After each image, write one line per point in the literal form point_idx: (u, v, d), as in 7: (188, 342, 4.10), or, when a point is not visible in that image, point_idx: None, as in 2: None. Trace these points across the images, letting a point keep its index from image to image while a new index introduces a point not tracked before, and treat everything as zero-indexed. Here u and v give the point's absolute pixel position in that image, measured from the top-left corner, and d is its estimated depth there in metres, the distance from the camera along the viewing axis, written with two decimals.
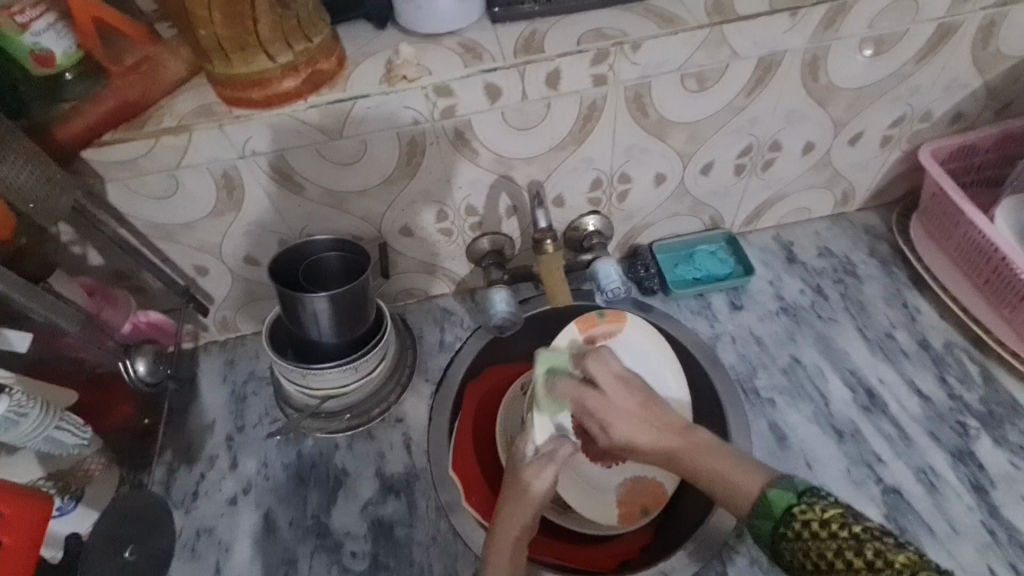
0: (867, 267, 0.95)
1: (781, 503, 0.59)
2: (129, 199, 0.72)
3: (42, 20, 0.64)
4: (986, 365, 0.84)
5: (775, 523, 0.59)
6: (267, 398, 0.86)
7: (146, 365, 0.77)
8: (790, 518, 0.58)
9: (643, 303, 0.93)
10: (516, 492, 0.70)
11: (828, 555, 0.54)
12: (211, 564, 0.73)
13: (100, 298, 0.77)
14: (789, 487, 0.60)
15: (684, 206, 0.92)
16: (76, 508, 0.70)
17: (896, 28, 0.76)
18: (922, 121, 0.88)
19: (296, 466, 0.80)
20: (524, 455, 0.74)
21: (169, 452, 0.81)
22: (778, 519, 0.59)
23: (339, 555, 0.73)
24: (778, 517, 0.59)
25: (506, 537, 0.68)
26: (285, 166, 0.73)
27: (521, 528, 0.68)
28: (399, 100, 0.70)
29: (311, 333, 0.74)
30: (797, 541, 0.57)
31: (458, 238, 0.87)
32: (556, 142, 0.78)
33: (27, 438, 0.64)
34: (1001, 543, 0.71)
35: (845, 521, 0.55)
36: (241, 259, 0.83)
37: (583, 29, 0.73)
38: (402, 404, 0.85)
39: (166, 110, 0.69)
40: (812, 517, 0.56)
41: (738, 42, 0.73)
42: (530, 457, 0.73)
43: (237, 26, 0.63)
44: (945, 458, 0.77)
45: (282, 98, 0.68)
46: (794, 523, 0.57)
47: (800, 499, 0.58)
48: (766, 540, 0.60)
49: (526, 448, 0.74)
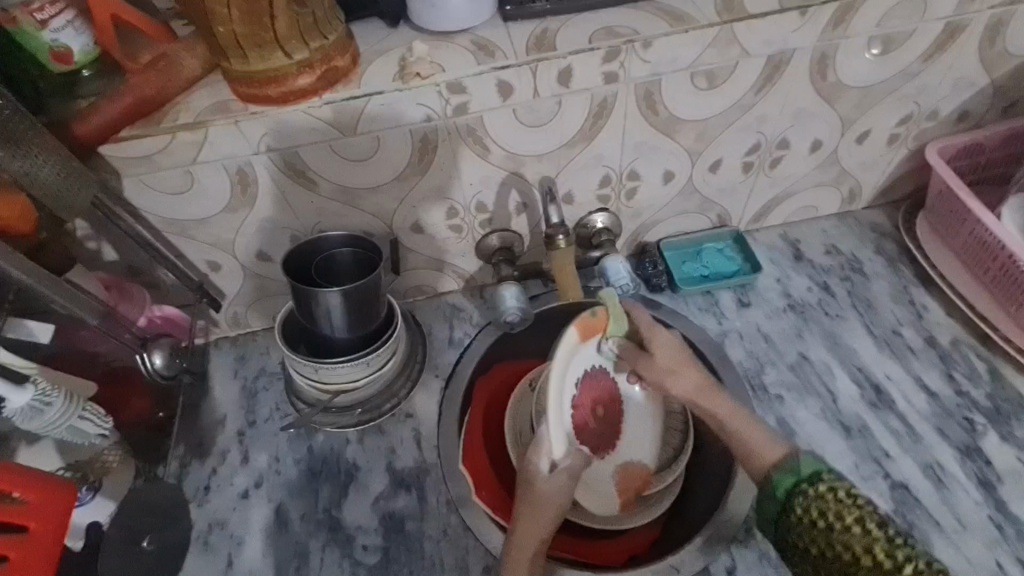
0: (874, 265, 0.95)
1: (809, 467, 0.61)
2: (145, 195, 0.73)
3: (62, 17, 0.65)
4: (993, 361, 0.85)
5: (797, 482, 0.61)
6: (278, 393, 0.87)
7: (163, 358, 0.77)
8: (814, 481, 0.60)
9: (651, 300, 0.94)
10: (535, 506, 0.70)
11: (847, 519, 0.55)
12: (224, 558, 0.73)
13: (116, 292, 0.78)
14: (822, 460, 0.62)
15: (692, 203, 0.92)
16: (94, 498, 0.70)
17: (904, 28, 0.77)
18: (929, 120, 0.89)
19: (308, 461, 0.81)
20: (539, 471, 0.71)
21: (182, 446, 0.82)
22: (800, 480, 0.61)
23: (351, 549, 0.73)
24: (803, 477, 0.61)
25: (525, 549, 0.68)
26: (299, 162, 0.74)
27: (538, 542, 0.69)
28: (413, 97, 0.70)
29: (324, 328, 0.75)
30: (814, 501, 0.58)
31: (467, 235, 0.88)
32: (567, 138, 0.79)
33: (52, 427, 0.65)
34: (1009, 537, 0.71)
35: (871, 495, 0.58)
36: (253, 254, 0.83)
37: (594, 27, 0.74)
38: (412, 399, 0.86)
39: (183, 107, 0.70)
40: (839, 485, 0.58)
41: (748, 40, 0.74)
42: (547, 475, 0.71)
43: (255, 24, 0.64)
44: (952, 453, 0.77)
45: (297, 95, 0.69)
46: (818, 485, 0.59)
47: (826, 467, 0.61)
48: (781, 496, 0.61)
49: (540, 462, 0.71)
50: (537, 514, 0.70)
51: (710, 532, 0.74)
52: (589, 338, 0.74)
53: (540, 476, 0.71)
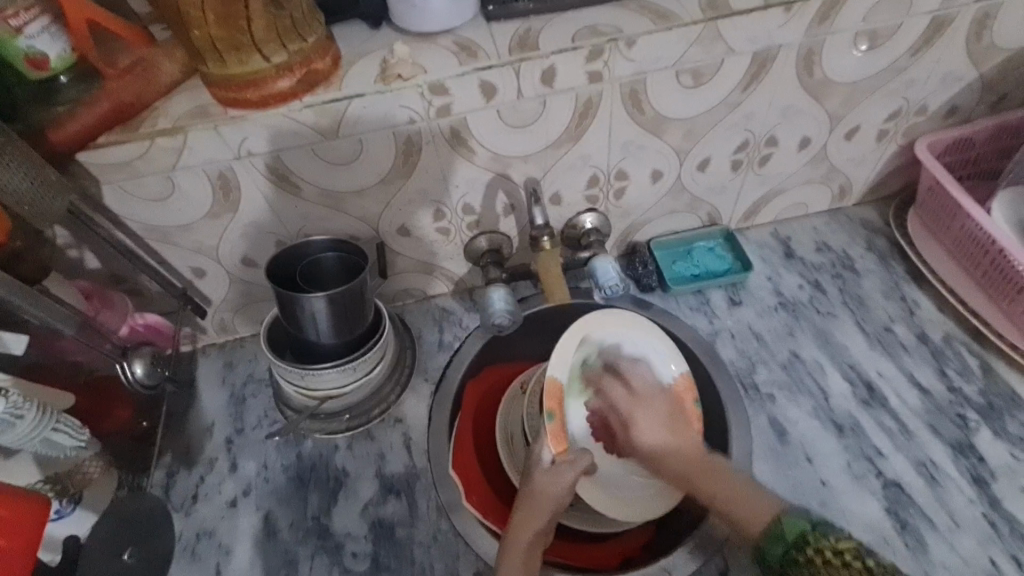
0: (865, 261, 0.95)
1: (794, 531, 0.60)
2: (124, 202, 0.72)
3: (36, 23, 0.63)
4: (986, 357, 0.84)
5: (788, 548, 0.60)
6: (266, 400, 0.86)
7: (144, 367, 0.76)
8: (803, 546, 0.59)
9: (642, 300, 0.93)
10: (528, 502, 0.70)
11: None
12: (212, 567, 0.72)
13: (96, 300, 0.77)
14: (804, 518, 0.61)
15: (681, 202, 0.92)
16: (74, 510, 0.69)
17: (889, 22, 0.76)
18: (918, 114, 0.88)
19: (296, 468, 0.80)
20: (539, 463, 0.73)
21: (168, 455, 0.81)
22: (789, 546, 0.60)
23: (340, 557, 0.73)
24: (791, 543, 0.60)
25: (517, 547, 0.68)
26: (282, 166, 0.73)
27: (531, 537, 0.69)
28: (394, 99, 0.70)
29: (309, 334, 0.74)
30: (807, 569, 0.58)
31: (454, 238, 0.87)
32: (553, 139, 0.78)
33: (25, 440, 0.64)
34: (1003, 535, 0.71)
35: (859, 553, 0.56)
36: (239, 260, 0.83)
37: (578, 25, 0.73)
38: (402, 404, 0.85)
39: (162, 112, 0.69)
40: (827, 547, 0.57)
41: (733, 37, 0.73)
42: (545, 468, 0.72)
43: (231, 27, 0.63)
44: (945, 451, 0.77)
45: (277, 98, 0.68)
46: (807, 550, 0.59)
47: (813, 529, 0.60)
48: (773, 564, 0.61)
49: (543, 452, 0.73)
50: (530, 509, 0.69)
51: (702, 535, 0.73)
52: (553, 402, 0.74)
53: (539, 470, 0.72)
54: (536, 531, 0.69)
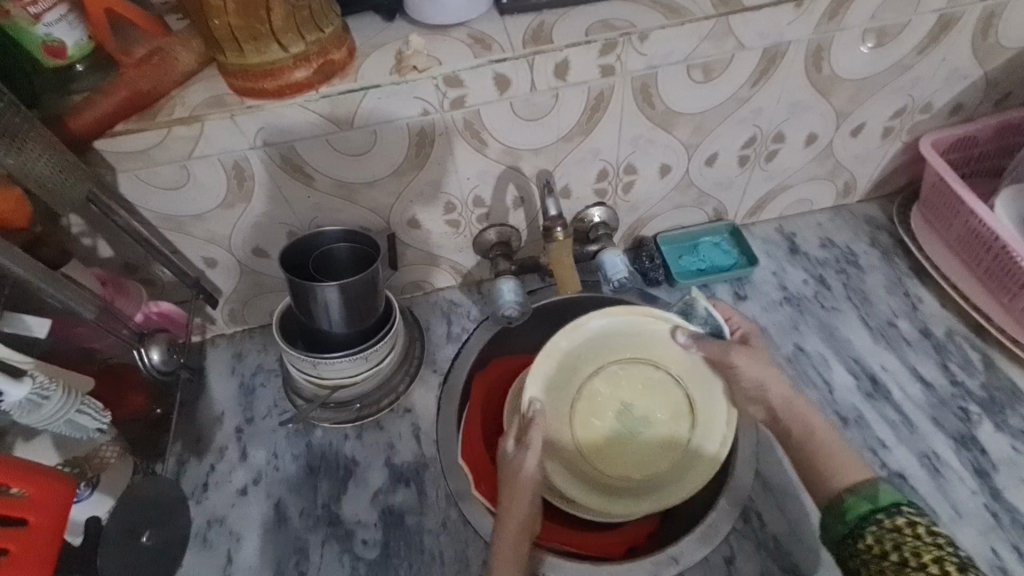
0: (869, 258, 0.96)
1: (888, 497, 0.63)
2: (141, 191, 0.73)
3: (54, 13, 0.63)
4: (987, 352, 0.85)
5: (874, 509, 0.63)
6: (276, 390, 0.87)
7: (160, 354, 0.78)
8: (893, 510, 0.62)
9: (649, 294, 0.94)
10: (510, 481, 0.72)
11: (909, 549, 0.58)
12: (223, 554, 0.73)
13: (112, 287, 0.77)
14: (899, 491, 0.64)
15: (688, 197, 0.93)
16: (92, 494, 0.68)
17: (895, 20, 0.77)
18: (922, 112, 0.89)
19: (306, 457, 0.80)
20: (504, 451, 0.75)
21: (179, 443, 0.82)
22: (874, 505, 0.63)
23: (351, 544, 0.73)
24: (881, 505, 0.63)
25: (512, 524, 0.70)
26: (295, 156, 0.74)
27: (521, 519, 0.70)
28: (409, 91, 0.70)
29: (321, 323, 0.75)
30: (886, 530, 0.60)
31: (464, 231, 0.88)
32: (564, 132, 0.79)
33: (49, 421, 0.64)
34: (1004, 525, 0.72)
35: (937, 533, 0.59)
36: (250, 250, 0.83)
37: (591, 20, 0.74)
38: (411, 394, 0.86)
39: (179, 101, 0.69)
40: (919, 522, 0.60)
41: (743, 32, 0.74)
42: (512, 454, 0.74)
43: (250, 17, 0.63)
44: (947, 443, 0.78)
45: (294, 88, 0.68)
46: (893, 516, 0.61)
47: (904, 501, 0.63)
48: (852, 517, 0.63)
49: (504, 443, 0.75)
50: (514, 495, 0.71)
51: (708, 523, 0.74)
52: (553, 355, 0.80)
53: (508, 458, 0.74)
54: (524, 513, 0.70)
